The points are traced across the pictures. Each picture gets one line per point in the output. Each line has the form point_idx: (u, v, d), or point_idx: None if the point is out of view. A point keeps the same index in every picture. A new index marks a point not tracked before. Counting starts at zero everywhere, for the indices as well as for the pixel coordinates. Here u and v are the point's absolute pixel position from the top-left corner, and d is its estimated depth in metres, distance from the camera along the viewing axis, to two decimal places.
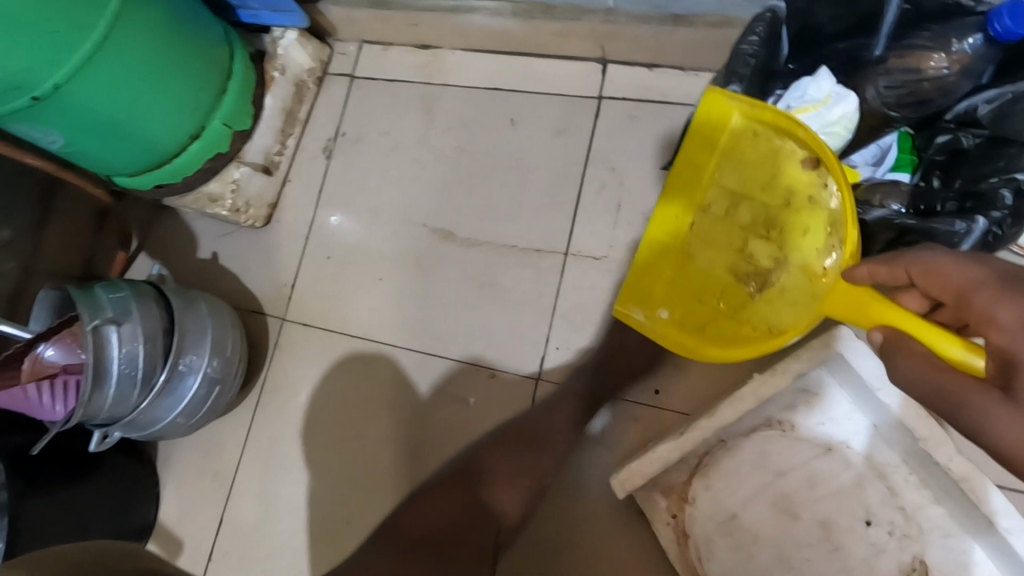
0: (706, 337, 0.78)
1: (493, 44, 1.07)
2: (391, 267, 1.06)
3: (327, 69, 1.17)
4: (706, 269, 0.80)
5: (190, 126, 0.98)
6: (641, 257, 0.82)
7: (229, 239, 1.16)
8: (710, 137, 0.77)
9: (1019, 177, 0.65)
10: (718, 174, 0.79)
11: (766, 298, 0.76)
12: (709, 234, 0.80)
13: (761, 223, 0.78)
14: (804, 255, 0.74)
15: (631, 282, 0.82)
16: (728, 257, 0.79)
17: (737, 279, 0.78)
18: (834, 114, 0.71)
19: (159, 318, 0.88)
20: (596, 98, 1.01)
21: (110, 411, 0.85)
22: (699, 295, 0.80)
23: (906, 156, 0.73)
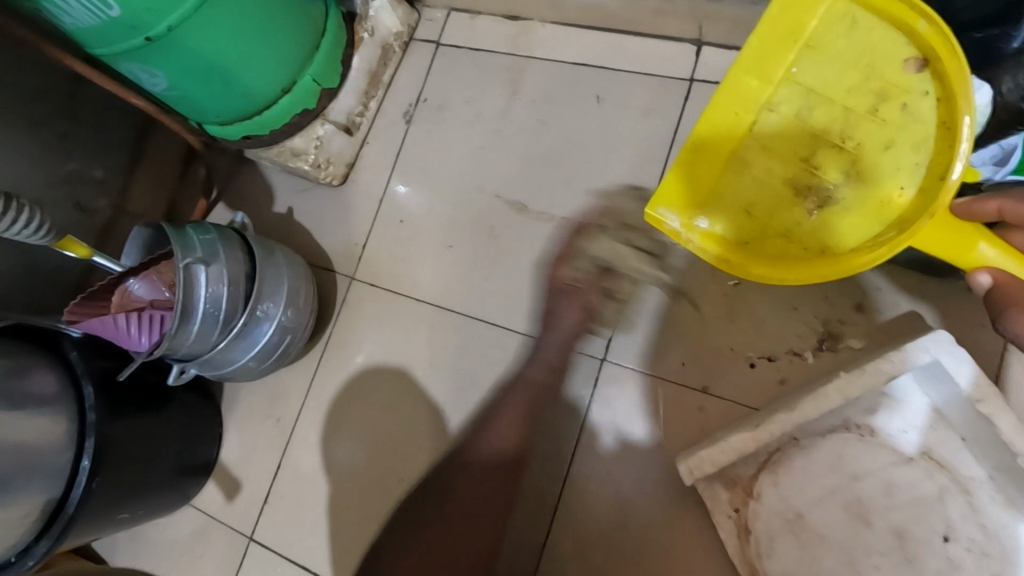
0: (750, 250, 0.73)
1: (584, 19, 1.05)
2: (463, 236, 1.06)
3: (413, 35, 1.18)
4: (761, 179, 0.73)
5: (283, 79, 1.00)
6: (686, 155, 0.76)
7: (306, 196, 1.18)
8: (782, 45, 0.71)
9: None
10: (799, 72, 0.70)
11: (827, 216, 0.69)
12: (773, 145, 0.72)
13: (834, 131, 0.68)
14: (880, 172, 0.66)
15: (681, 161, 0.76)
16: (791, 169, 0.71)
17: (797, 192, 0.71)
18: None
19: (242, 263, 0.91)
20: (687, 81, 0.98)
21: (191, 347, 0.88)
22: (751, 207, 0.73)
23: None
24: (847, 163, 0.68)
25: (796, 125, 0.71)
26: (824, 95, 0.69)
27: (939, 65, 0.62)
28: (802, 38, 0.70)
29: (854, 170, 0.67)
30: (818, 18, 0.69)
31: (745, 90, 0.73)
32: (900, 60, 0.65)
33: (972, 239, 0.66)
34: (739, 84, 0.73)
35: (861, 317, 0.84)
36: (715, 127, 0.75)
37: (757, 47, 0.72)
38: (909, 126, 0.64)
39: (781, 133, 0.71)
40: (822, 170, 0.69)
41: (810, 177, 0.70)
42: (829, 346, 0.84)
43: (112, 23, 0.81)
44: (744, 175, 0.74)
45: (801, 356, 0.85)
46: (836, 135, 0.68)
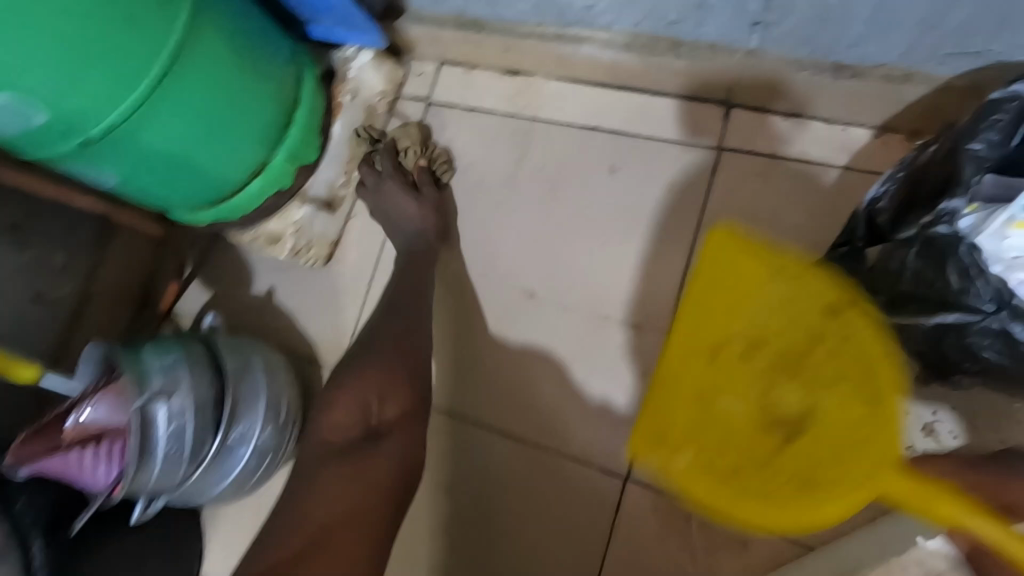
0: (739, 481, 0.60)
1: (596, 76, 0.91)
2: (466, 325, 0.94)
3: (400, 92, 1.04)
4: (770, 407, 0.62)
5: (252, 162, 0.88)
6: (657, 417, 0.65)
7: (287, 276, 1.06)
8: (735, 307, 0.64)
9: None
10: (764, 285, 0.63)
11: (802, 446, 0.60)
12: (745, 372, 0.64)
13: (780, 366, 0.62)
14: (850, 407, 0.58)
15: (669, 379, 0.65)
16: (750, 398, 0.63)
17: (768, 414, 0.63)
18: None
19: (210, 386, 0.79)
20: (717, 151, 0.85)
21: (156, 487, 0.77)
22: (711, 424, 0.64)
23: None
24: (817, 388, 0.60)
25: (759, 353, 0.64)
26: (757, 335, 0.64)
27: (852, 315, 0.59)
28: (748, 307, 0.64)
29: (811, 405, 0.60)
30: (752, 295, 0.64)
31: (705, 348, 0.65)
32: (820, 300, 0.61)
33: (942, 504, 0.51)
34: (691, 364, 0.65)
35: (930, 440, 0.71)
36: (677, 373, 0.65)
37: (703, 309, 0.65)
38: (842, 355, 0.59)
39: (754, 353, 0.64)
40: (791, 396, 0.61)
41: (780, 410, 0.62)
42: (894, 476, 0.72)
43: (40, 129, 0.69)
44: (716, 405, 0.64)
45: None
46: (807, 372, 0.61)
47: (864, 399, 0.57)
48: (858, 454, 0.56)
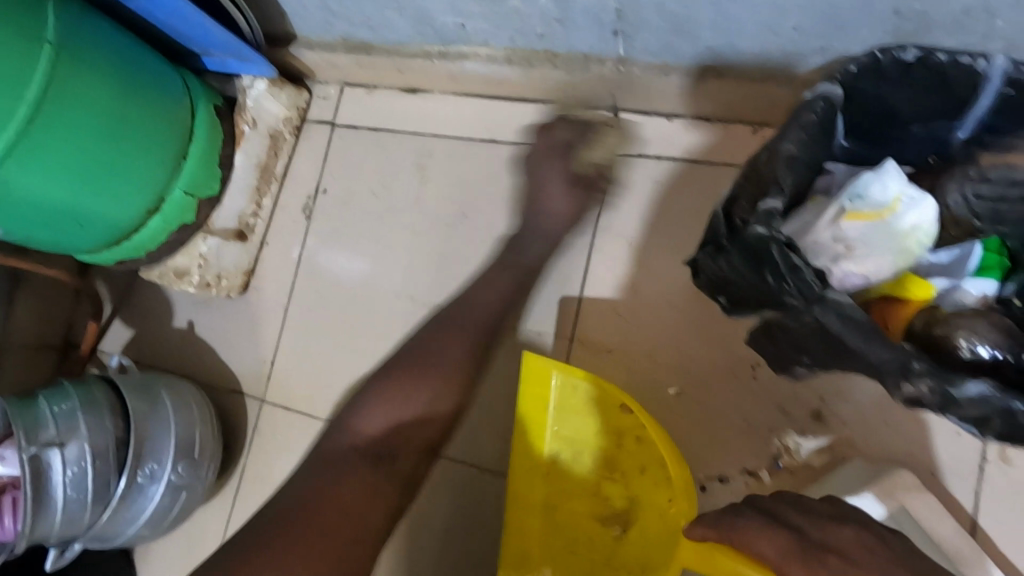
0: None
1: (488, 90, 0.92)
2: (382, 346, 0.95)
3: (306, 116, 1.04)
4: (584, 516, 0.77)
5: (148, 199, 0.88)
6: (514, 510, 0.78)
7: (206, 309, 1.06)
8: (542, 402, 0.78)
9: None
10: (568, 393, 0.77)
11: (631, 538, 0.74)
12: (576, 469, 0.78)
13: (601, 464, 0.77)
14: (649, 487, 0.73)
15: (517, 520, 0.78)
16: (589, 505, 0.77)
17: (605, 516, 0.76)
18: (904, 224, 0.52)
19: (113, 429, 0.79)
20: (610, 155, 0.84)
21: (62, 534, 0.77)
22: (559, 510, 0.78)
23: (993, 258, 0.56)
24: (626, 489, 0.75)
25: (580, 463, 0.78)
26: (581, 446, 0.78)
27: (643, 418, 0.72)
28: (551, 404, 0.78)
29: (634, 498, 0.75)
30: (553, 393, 0.78)
31: (539, 435, 0.79)
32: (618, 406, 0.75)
33: (719, 558, 0.58)
34: (528, 458, 0.79)
35: (818, 428, 0.73)
36: (524, 520, 0.78)
37: (522, 441, 0.79)
38: (645, 453, 0.73)
39: (575, 480, 0.78)
40: (613, 499, 0.76)
41: (608, 509, 0.76)
42: (788, 465, 0.73)
43: None
44: (558, 512, 0.78)
45: (757, 476, 0.74)
46: (612, 468, 0.76)
47: (662, 480, 0.72)
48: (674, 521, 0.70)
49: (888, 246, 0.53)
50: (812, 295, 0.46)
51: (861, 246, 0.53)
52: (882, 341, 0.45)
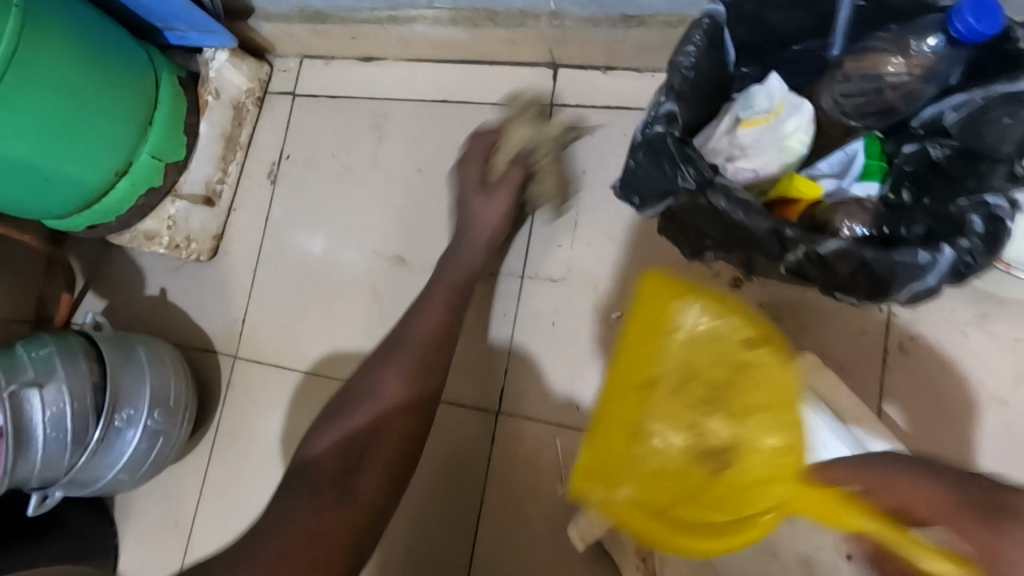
0: (668, 516, 0.57)
1: (437, 54, 1.00)
2: (348, 298, 1.00)
3: (267, 88, 1.11)
4: (675, 449, 0.58)
5: (115, 163, 0.93)
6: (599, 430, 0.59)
7: (178, 275, 1.10)
8: (656, 325, 0.61)
9: (990, 200, 0.53)
10: (685, 304, 0.61)
11: (731, 481, 0.56)
12: (683, 407, 0.59)
13: (712, 392, 0.59)
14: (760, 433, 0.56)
15: (597, 431, 0.59)
16: (686, 433, 0.58)
17: (699, 450, 0.58)
18: (788, 127, 0.60)
19: (88, 374, 0.83)
20: (550, 106, 0.94)
21: (42, 476, 0.80)
22: (649, 433, 0.59)
23: (875, 163, 0.63)
24: (733, 432, 0.57)
25: (693, 389, 0.59)
26: (687, 363, 0.60)
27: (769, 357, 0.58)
28: (677, 325, 0.60)
29: (741, 437, 0.56)
30: (673, 312, 0.60)
31: (647, 345, 0.60)
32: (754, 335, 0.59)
33: (835, 503, 0.51)
34: (623, 365, 0.60)
35: None
36: (605, 434, 0.59)
37: (627, 342, 0.61)
38: (771, 385, 0.57)
39: (682, 397, 0.59)
40: (715, 432, 0.57)
41: (706, 441, 0.58)
42: None
43: None
44: (646, 441, 0.58)
45: None
46: (733, 402, 0.58)
47: (790, 423, 0.56)
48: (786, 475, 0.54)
49: (775, 144, 0.60)
50: (701, 177, 0.54)
51: (750, 149, 0.60)
52: (759, 214, 0.53)
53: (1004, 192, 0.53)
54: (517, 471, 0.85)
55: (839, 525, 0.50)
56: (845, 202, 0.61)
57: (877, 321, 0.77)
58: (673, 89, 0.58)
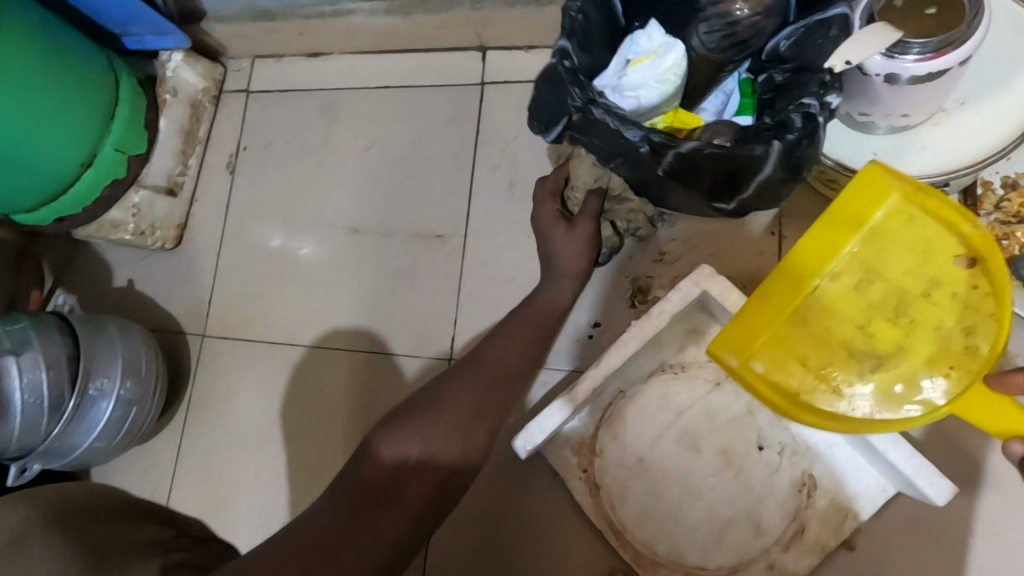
0: (797, 400, 0.73)
1: (377, 44, 1.10)
2: (309, 271, 1.08)
3: (223, 87, 1.19)
4: (821, 331, 0.76)
5: (80, 155, 1.00)
6: (748, 310, 0.75)
7: (144, 264, 1.16)
8: (858, 216, 0.73)
9: (807, 102, 0.65)
10: (893, 226, 0.73)
11: (901, 369, 0.73)
12: (801, 329, 0.76)
13: (889, 305, 0.75)
14: (937, 331, 0.72)
15: (736, 339, 0.75)
16: (851, 332, 0.75)
17: (850, 354, 0.75)
18: (667, 62, 0.68)
19: (63, 347, 0.89)
20: (481, 84, 1.05)
21: (21, 442, 0.86)
22: (811, 322, 0.76)
23: (746, 99, 0.76)
24: (903, 337, 0.74)
25: (852, 295, 0.76)
26: (883, 279, 0.75)
27: (985, 268, 0.69)
28: (866, 223, 0.73)
29: (908, 343, 0.73)
30: (876, 208, 0.72)
31: (795, 279, 0.76)
32: (945, 256, 0.72)
33: (1004, 410, 0.63)
34: (779, 280, 0.75)
35: (662, 267, 0.91)
36: (763, 313, 0.75)
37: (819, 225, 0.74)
38: (954, 289, 0.71)
39: (851, 303, 0.76)
40: (874, 340, 0.75)
41: (847, 352, 0.75)
42: (641, 302, 0.91)
43: None
44: (801, 328, 0.76)
45: (620, 315, 0.91)
46: (888, 309, 0.75)
47: (936, 330, 0.72)
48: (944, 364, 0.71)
49: (654, 78, 0.69)
50: (587, 97, 0.66)
51: (633, 83, 0.69)
52: (632, 124, 0.65)
53: (818, 95, 0.65)
54: None
55: (1003, 428, 0.63)
56: (712, 125, 0.71)
57: (770, 244, 0.89)
58: (567, 28, 0.70)
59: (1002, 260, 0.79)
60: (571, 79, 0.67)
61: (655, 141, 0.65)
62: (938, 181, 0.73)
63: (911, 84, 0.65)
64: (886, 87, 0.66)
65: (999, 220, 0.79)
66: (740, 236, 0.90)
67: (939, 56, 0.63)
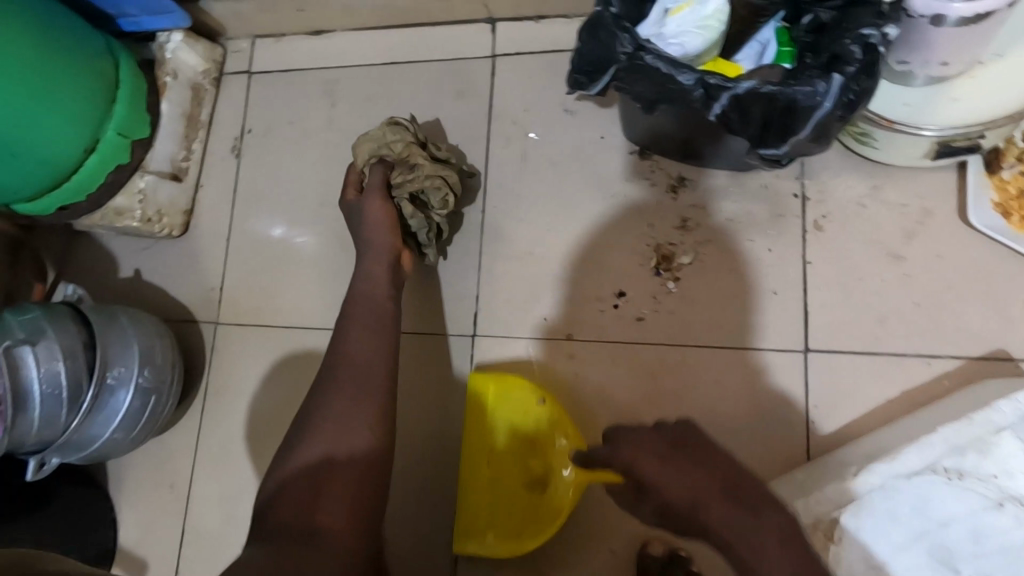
0: (522, 527, 0.87)
1: (382, 19, 1.08)
2: (321, 254, 1.06)
3: (222, 69, 1.16)
4: (506, 484, 0.89)
5: (84, 139, 0.96)
6: (481, 497, 0.88)
7: (150, 253, 1.13)
8: (489, 423, 0.90)
9: (865, 33, 0.61)
10: (494, 425, 0.90)
11: (555, 487, 0.86)
12: (507, 445, 0.90)
13: (496, 456, 0.90)
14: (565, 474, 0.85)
15: (468, 527, 0.87)
16: (517, 478, 0.89)
17: (535, 488, 0.88)
18: (709, 9, 0.68)
19: (77, 334, 0.87)
20: (491, 58, 1.03)
21: (39, 434, 0.84)
22: (500, 476, 0.89)
23: (786, 48, 0.71)
24: (542, 465, 0.88)
25: (507, 447, 0.90)
26: (517, 433, 0.90)
27: (548, 404, 0.87)
28: (475, 443, 0.90)
29: (552, 462, 0.87)
30: (495, 421, 0.90)
31: (472, 471, 0.89)
32: (533, 399, 0.89)
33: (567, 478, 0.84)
34: (472, 464, 0.89)
35: (684, 234, 0.91)
36: (468, 469, 0.89)
37: (471, 431, 0.90)
38: (553, 447, 0.87)
39: (512, 461, 0.90)
40: (551, 470, 0.87)
41: (546, 477, 0.88)
42: (665, 270, 0.90)
43: None
44: (480, 489, 0.88)
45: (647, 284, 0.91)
46: (524, 456, 0.89)
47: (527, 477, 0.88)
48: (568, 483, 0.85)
49: (697, 26, 0.68)
50: (636, 43, 0.63)
51: (674, 32, 0.69)
52: (685, 68, 0.63)
53: (877, 26, 0.61)
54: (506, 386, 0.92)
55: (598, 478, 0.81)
56: (760, 69, 0.70)
57: (794, 206, 0.88)
58: None
59: None
60: (616, 25, 0.64)
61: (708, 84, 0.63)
62: (972, 132, 0.72)
63: (956, 27, 0.63)
64: (931, 30, 0.64)
65: (1021, 172, 0.81)
66: (762, 199, 0.89)
67: None
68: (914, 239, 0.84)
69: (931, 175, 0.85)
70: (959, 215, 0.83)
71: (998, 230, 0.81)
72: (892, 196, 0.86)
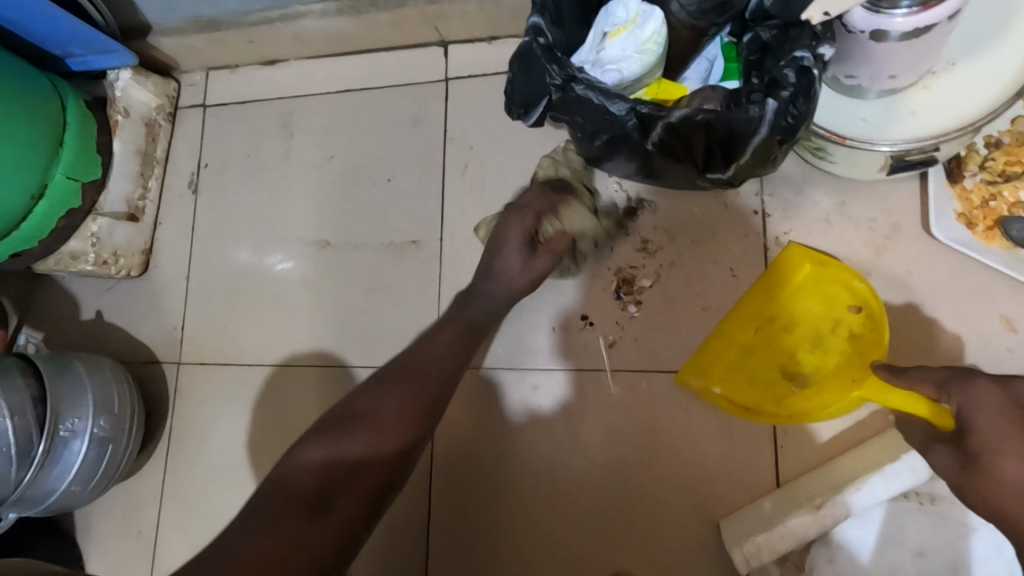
0: (757, 410, 0.80)
1: (332, 47, 1.06)
2: (282, 288, 1.04)
3: (177, 103, 1.14)
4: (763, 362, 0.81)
5: (31, 186, 0.95)
6: (729, 335, 0.83)
7: (111, 294, 1.11)
8: (784, 290, 0.82)
9: (799, 56, 0.59)
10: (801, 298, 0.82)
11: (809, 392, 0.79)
12: (767, 352, 0.81)
13: (786, 335, 0.81)
14: (835, 385, 0.78)
15: (701, 366, 0.83)
16: (781, 359, 0.81)
17: (785, 379, 0.80)
18: (646, 32, 0.64)
19: (26, 389, 0.85)
20: (445, 81, 1.01)
21: None
22: (757, 349, 0.82)
23: (733, 65, 0.70)
24: (816, 364, 0.79)
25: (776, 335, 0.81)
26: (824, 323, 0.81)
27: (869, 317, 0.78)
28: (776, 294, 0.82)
29: (824, 365, 0.79)
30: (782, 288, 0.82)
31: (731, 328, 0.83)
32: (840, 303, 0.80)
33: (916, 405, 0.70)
34: (751, 298, 0.83)
35: (645, 257, 0.88)
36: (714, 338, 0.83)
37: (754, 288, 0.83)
38: (832, 348, 0.79)
39: (778, 345, 0.81)
40: (803, 365, 0.80)
41: (792, 368, 0.80)
42: (626, 293, 0.88)
43: None
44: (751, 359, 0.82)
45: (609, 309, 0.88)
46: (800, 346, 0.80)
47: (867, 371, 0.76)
48: (850, 386, 0.76)
49: (636, 50, 0.65)
50: (566, 74, 0.62)
51: (614, 56, 0.66)
52: (616, 98, 0.61)
53: (810, 48, 0.59)
54: (471, 419, 0.89)
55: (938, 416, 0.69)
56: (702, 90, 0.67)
57: (754, 224, 0.85)
58: (537, 4, 0.66)
59: (991, 222, 0.78)
60: (546, 56, 0.62)
61: (642, 113, 0.61)
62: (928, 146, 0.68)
63: (900, 41, 0.60)
64: (873, 45, 0.62)
65: (985, 180, 0.78)
66: (723, 217, 0.87)
67: (928, 9, 0.57)
68: (878, 254, 0.82)
69: (891, 185, 0.82)
70: (923, 226, 0.81)
71: (963, 242, 0.78)
72: (853, 210, 0.83)
